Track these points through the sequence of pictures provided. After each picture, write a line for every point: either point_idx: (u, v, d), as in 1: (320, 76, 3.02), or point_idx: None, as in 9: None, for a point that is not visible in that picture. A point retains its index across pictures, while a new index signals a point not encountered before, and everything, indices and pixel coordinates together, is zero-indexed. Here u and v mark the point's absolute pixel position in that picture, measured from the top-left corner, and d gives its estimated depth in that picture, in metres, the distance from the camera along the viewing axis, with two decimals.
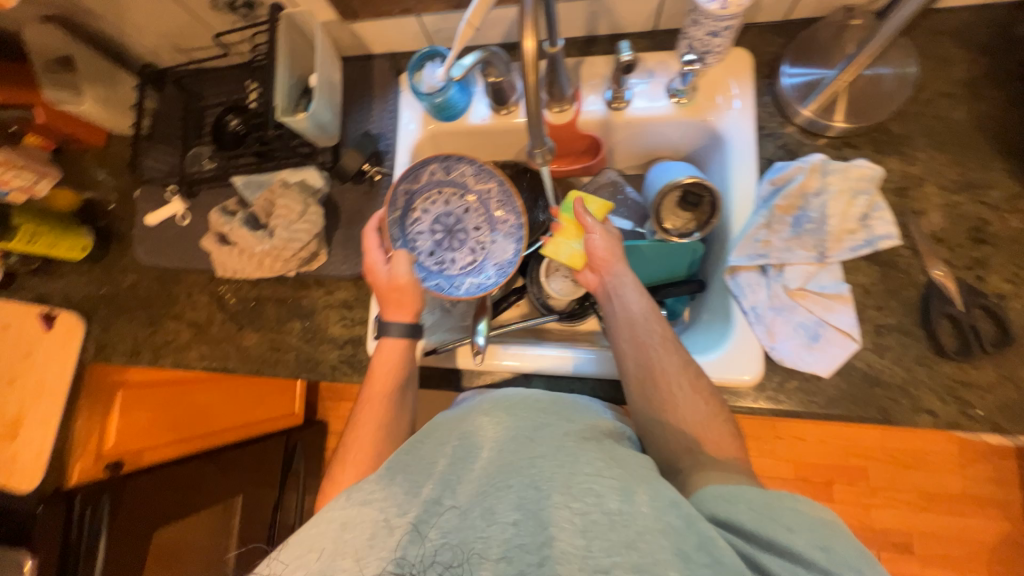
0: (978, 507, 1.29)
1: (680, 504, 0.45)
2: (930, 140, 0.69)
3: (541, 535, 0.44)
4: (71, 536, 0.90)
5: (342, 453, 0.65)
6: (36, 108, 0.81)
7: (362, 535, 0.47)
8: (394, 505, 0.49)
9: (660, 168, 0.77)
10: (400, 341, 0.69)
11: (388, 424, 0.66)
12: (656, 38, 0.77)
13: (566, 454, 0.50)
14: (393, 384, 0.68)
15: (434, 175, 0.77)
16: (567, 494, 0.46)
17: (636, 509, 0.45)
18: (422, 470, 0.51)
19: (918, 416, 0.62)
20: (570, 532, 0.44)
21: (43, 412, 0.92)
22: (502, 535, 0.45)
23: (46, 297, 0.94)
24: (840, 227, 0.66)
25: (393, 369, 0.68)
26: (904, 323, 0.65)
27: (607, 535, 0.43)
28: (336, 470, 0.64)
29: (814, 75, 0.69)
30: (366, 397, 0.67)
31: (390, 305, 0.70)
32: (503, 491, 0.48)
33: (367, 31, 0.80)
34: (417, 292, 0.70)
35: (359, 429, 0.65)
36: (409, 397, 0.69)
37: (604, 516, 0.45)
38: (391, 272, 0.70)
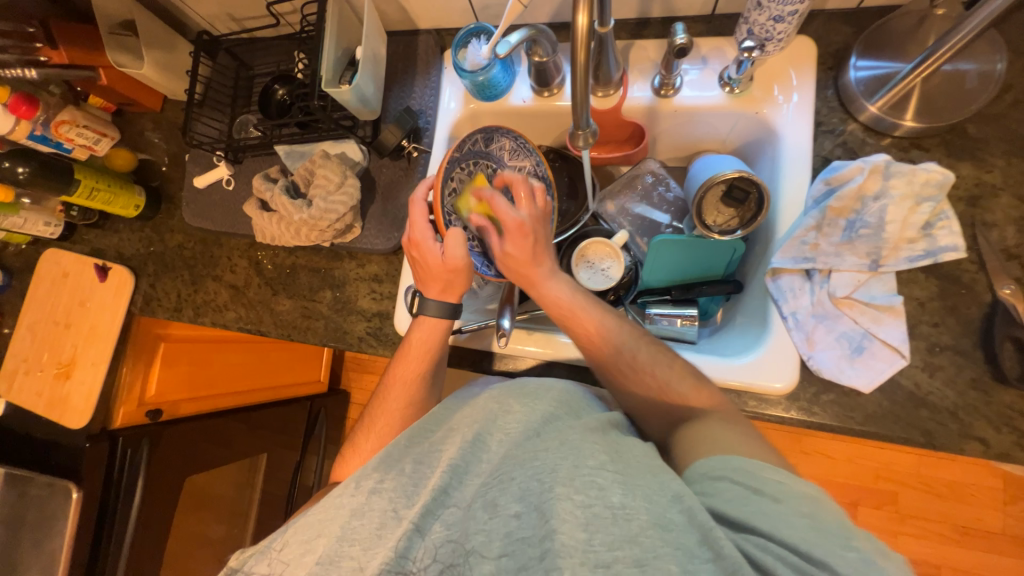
0: (1018, 546, 1.21)
1: (682, 498, 0.44)
2: (1011, 147, 0.63)
3: (543, 529, 0.43)
4: (113, 474, 0.97)
5: (368, 422, 0.70)
6: (100, 70, 0.85)
7: (371, 524, 0.48)
8: (402, 496, 0.50)
9: (705, 162, 0.74)
10: (438, 321, 0.70)
11: (416, 404, 0.69)
12: (713, 22, 0.73)
13: (570, 446, 0.49)
14: (426, 367, 0.69)
15: (476, 145, 0.72)
16: (570, 486, 0.45)
17: (637, 505, 0.44)
18: (427, 457, 0.54)
19: (965, 443, 0.58)
20: (572, 526, 0.43)
21: (94, 356, 0.99)
22: (504, 528, 0.45)
23: (100, 250, 1.00)
24: (899, 235, 0.61)
25: (431, 352, 0.70)
26: (961, 343, 0.60)
27: (609, 529, 0.42)
28: (359, 436, 0.69)
29: (885, 69, 0.64)
30: (398, 372, 0.70)
31: (438, 283, 0.69)
32: (506, 483, 0.47)
33: (414, 5, 0.79)
34: (468, 275, 0.68)
35: (387, 401, 0.69)
36: (438, 380, 0.71)
37: (606, 509, 0.43)
38: (448, 254, 0.66)
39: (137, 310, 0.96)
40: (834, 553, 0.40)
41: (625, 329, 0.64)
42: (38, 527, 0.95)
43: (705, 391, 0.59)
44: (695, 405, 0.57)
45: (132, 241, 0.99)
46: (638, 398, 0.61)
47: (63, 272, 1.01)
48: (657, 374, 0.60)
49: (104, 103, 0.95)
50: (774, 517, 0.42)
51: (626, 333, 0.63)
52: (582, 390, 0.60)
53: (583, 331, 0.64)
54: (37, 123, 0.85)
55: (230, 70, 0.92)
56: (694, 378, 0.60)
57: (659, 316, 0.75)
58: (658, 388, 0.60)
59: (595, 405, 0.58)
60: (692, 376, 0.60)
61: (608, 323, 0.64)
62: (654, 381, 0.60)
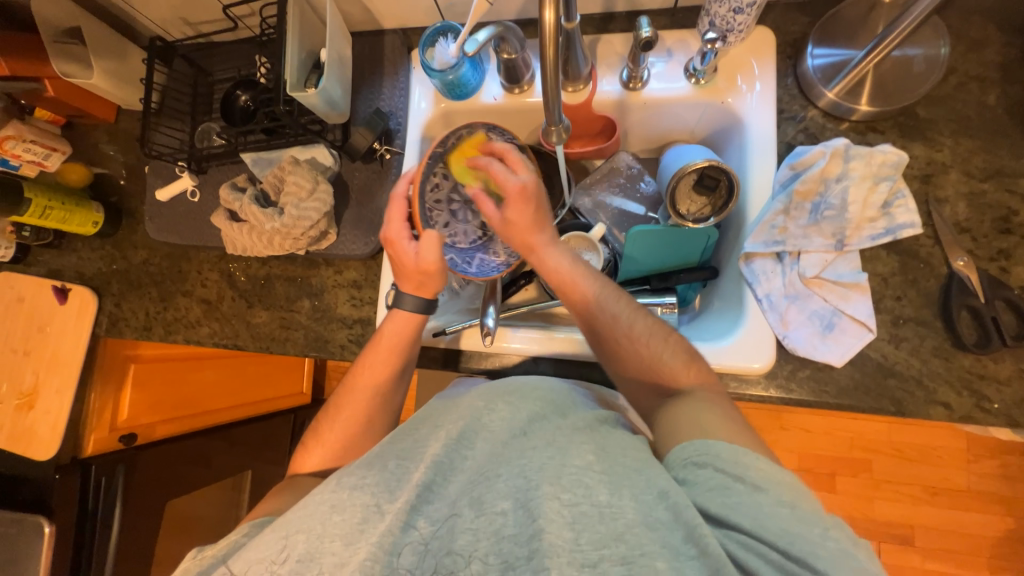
0: (981, 501, 1.29)
1: (668, 495, 0.46)
2: (958, 126, 0.66)
3: (531, 528, 0.45)
4: (88, 503, 0.94)
5: (333, 410, 0.69)
6: (45, 81, 0.80)
7: (353, 519, 0.47)
8: (385, 491, 0.49)
9: (676, 152, 0.76)
10: (413, 315, 0.69)
11: (383, 395, 0.69)
12: (676, 15, 0.74)
13: (557, 446, 0.50)
14: (397, 360, 0.69)
15: (462, 139, 0.71)
16: (557, 485, 0.47)
17: (624, 502, 0.46)
18: (411, 452, 0.53)
19: (931, 408, 0.61)
20: (559, 525, 0.45)
21: (58, 383, 0.93)
22: (491, 526, 0.47)
23: (58, 272, 0.95)
24: (861, 215, 0.64)
25: (402, 345, 0.69)
26: (923, 315, 0.63)
27: (596, 527, 0.44)
28: (323, 426, 0.69)
29: (840, 56, 0.66)
30: (368, 363, 0.69)
31: (412, 282, 0.68)
32: (492, 480, 0.49)
33: (377, 5, 0.78)
34: (442, 277, 0.67)
35: (354, 392, 0.69)
36: (408, 372, 0.71)
37: (593, 508, 0.46)
38: (420, 256, 0.65)
39: (102, 332, 0.92)
40: (814, 543, 0.42)
41: (622, 301, 0.64)
42: (8, 567, 0.90)
43: (696, 367, 0.59)
44: (683, 382, 0.58)
45: (92, 260, 0.94)
46: (629, 368, 0.61)
47: (18, 297, 0.96)
48: (652, 346, 0.61)
49: (52, 115, 0.90)
50: (757, 508, 0.44)
51: (622, 305, 0.63)
52: (566, 385, 0.61)
53: (578, 301, 0.65)
54: None
55: (188, 77, 0.88)
56: (687, 355, 0.60)
57: (639, 304, 0.76)
58: (651, 362, 0.60)
59: (583, 402, 0.58)
60: (685, 352, 0.60)
61: (604, 294, 0.64)
62: (647, 353, 0.61)
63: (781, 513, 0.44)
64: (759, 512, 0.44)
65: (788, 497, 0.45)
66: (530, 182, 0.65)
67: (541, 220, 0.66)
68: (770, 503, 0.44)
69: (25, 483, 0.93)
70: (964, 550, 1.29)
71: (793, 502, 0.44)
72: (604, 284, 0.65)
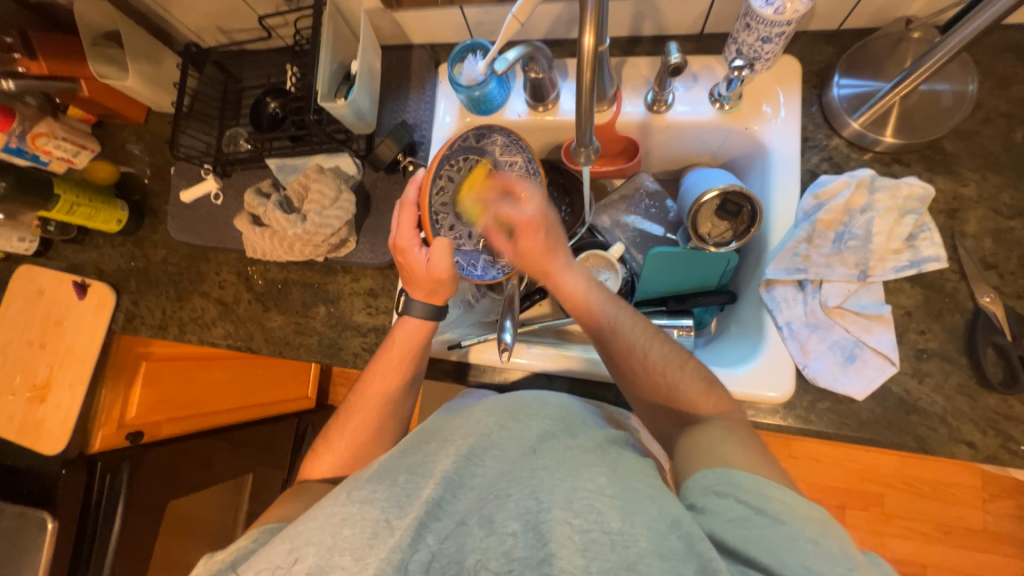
0: (998, 543, 1.25)
1: (681, 524, 0.44)
2: (984, 162, 0.66)
3: (542, 552, 0.43)
4: (92, 499, 0.93)
5: (344, 416, 0.69)
6: (80, 81, 0.82)
7: (362, 534, 0.46)
8: (395, 506, 0.48)
9: (698, 175, 0.76)
10: (423, 323, 0.68)
11: (392, 405, 0.68)
12: (702, 41, 0.75)
13: (567, 467, 0.49)
14: (406, 369, 0.68)
15: (466, 142, 0.73)
16: (567, 510, 0.45)
17: (636, 530, 0.43)
18: (422, 467, 0.53)
19: (955, 447, 0.60)
20: (571, 551, 0.43)
21: (71, 377, 0.94)
22: (501, 547, 0.45)
23: (79, 267, 0.96)
24: (885, 246, 0.64)
25: (412, 353, 0.69)
26: (947, 350, 0.62)
27: (607, 556, 0.42)
28: (333, 431, 0.69)
29: (866, 88, 0.67)
30: (377, 371, 0.69)
31: (423, 289, 0.67)
32: (503, 499, 0.48)
33: (408, 20, 0.80)
34: (453, 284, 0.67)
35: (363, 400, 0.69)
36: (417, 383, 0.70)
37: (604, 535, 0.43)
38: (431, 264, 0.64)
39: (118, 328, 0.93)
40: None
41: (638, 327, 0.64)
42: (8, 561, 0.89)
43: (715, 395, 0.58)
44: (702, 410, 0.57)
45: (112, 257, 0.95)
46: (647, 395, 0.61)
47: (38, 290, 0.97)
48: (668, 373, 0.60)
49: (84, 115, 0.93)
50: (774, 540, 0.41)
51: (638, 330, 0.64)
52: (579, 405, 0.62)
53: (594, 326, 0.66)
54: (13, 136, 0.81)
55: (219, 82, 0.90)
56: (704, 382, 0.60)
57: (656, 326, 0.75)
58: (668, 390, 0.60)
59: (593, 422, 0.58)
60: (702, 379, 0.60)
61: (620, 320, 0.65)
62: (664, 380, 0.60)
63: (801, 547, 0.41)
64: (774, 545, 0.41)
65: (811, 531, 0.42)
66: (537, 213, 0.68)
67: (552, 245, 0.69)
68: (789, 536, 0.41)
69: (31, 475, 0.93)
70: None
71: (816, 538, 0.41)
72: (620, 309, 0.66)
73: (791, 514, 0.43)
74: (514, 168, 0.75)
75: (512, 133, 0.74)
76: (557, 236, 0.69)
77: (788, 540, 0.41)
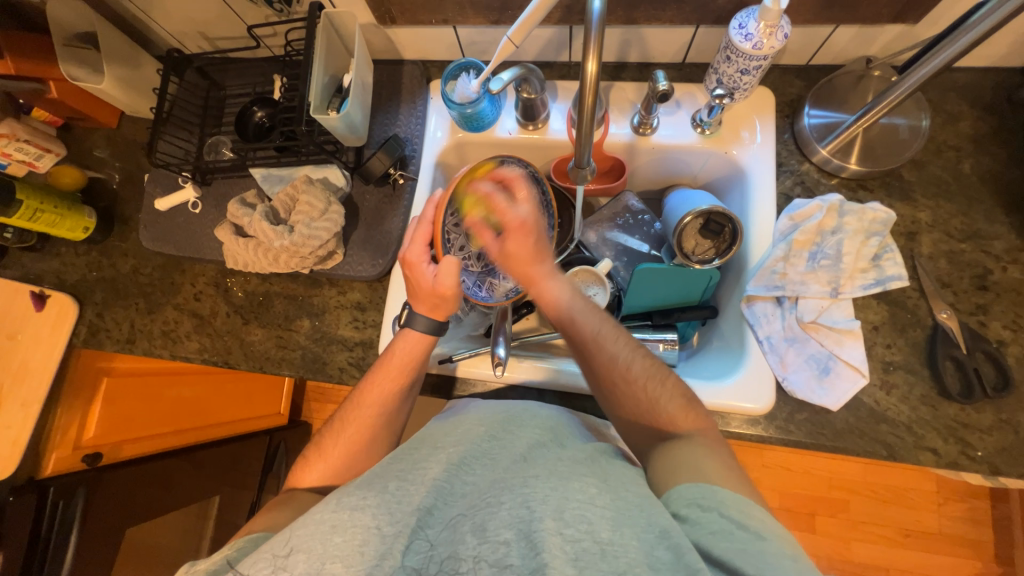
0: (952, 545, 1.32)
1: (669, 535, 0.44)
2: (937, 190, 0.72)
3: (534, 561, 0.41)
4: (41, 527, 0.85)
5: (337, 425, 0.67)
6: (49, 82, 0.79)
7: (352, 541, 0.44)
8: (386, 512, 0.47)
9: (681, 196, 0.79)
10: (424, 337, 0.68)
11: (390, 415, 0.67)
12: (684, 70, 0.80)
13: (558, 476, 0.49)
14: (406, 378, 0.67)
15: None
16: (559, 519, 0.44)
17: (625, 541, 0.44)
18: (412, 474, 0.51)
19: (921, 454, 0.64)
20: (563, 561, 0.41)
21: (25, 395, 0.87)
22: (493, 555, 0.43)
23: (36, 276, 0.90)
24: (853, 265, 0.69)
25: (414, 363, 0.67)
26: (911, 362, 0.67)
27: (598, 565, 0.41)
28: (323, 440, 0.66)
29: (834, 118, 0.72)
30: (376, 379, 0.67)
31: (426, 303, 0.67)
32: (495, 507, 0.47)
33: (401, 37, 0.81)
34: (457, 302, 0.67)
35: (360, 408, 0.66)
36: (415, 393, 0.69)
37: (594, 544, 0.43)
38: (437, 279, 0.64)
39: (80, 342, 0.87)
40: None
41: (620, 340, 0.63)
42: None
43: (693, 412, 0.58)
44: (680, 426, 0.56)
45: (75, 267, 0.90)
46: (626, 409, 0.60)
47: None
48: (649, 389, 0.59)
49: (50, 117, 0.88)
50: (755, 554, 0.42)
51: (622, 344, 0.63)
52: (567, 416, 0.63)
53: (577, 337, 0.65)
54: None
55: (201, 89, 0.88)
56: (684, 398, 0.59)
57: (642, 340, 0.78)
58: (647, 405, 0.59)
59: (580, 433, 0.59)
60: (682, 395, 0.59)
61: (603, 332, 0.64)
62: (644, 397, 0.59)
63: (779, 562, 0.42)
64: (755, 559, 0.42)
65: (788, 548, 0.43)
66: (529, 214, 0.70)
67: (540, 250, 0.70)
68: (769, 552, 0.43)
69: None
70: None
71: (793, 554, 0.43)
72: (603, 322, 0.65)
73: (768, 529, 0.45)
74: None
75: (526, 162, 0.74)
76: (546, 245, 0.71)
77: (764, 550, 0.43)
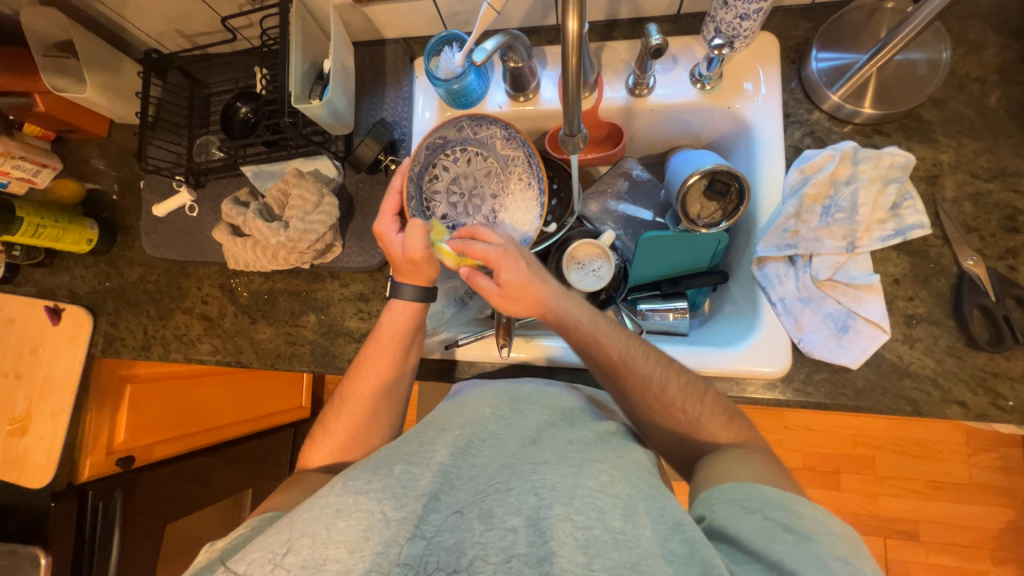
0: (984, 494, 1.30)
1: (684, 527, 0.44)
2: (961, 128, 0.67)
3: (543, 549, 0.42)
4: (85, 532, 0.93)
5: (339, 401, 0.69)
6: (35, 96, 0.78)
7: (357, 526, 0.44)
8: (391, 497, 0.46)
9: (684, 157, 0.76)
10: (410, 305, 0.68)
11: (388, 386, 0.68)
12: (680, 22, 0.75)
13: (569, 461, 0.49)
14: (396, 351, 0.68)
15: (462, 131, 0.75)
16: (569, 506, 0.45)
17: (639, 530, 0.44)
18: (417, 457, 0.51)
19: (948, 408, 0.62)
20: (572, 549, 0.42)
21: (52, 407, 0.90)
22: (501, 543, 0.43)
23: (49, 291, 0.91)
24: (871, 217, 0.65)
25: (403, 334, 0.68)
26: (935, 314, 0.64)
27: (610, 553, 0.42)
28: (329, 416, 0.69)
29: (843, 60, 0.67)
30: (371, 352, 0.68)
31: (402, 271, 0.68)
32: (503, 494, 0.47)
33: (379, 14, 0.77)
34: (431, 266, 0.67)
35: (359, 380, 0.68)
36: (410, 365, 0.70)
37: (607, 533, 0.43)
38: (405, 245, 0.65)
39: (98, 352, 0.89)
40: None
41: (651, 358, 0.59)
42: None
43: (736, 427, 0.56)
44: (722, 442, 0.55)
45: (85, 279, 0.91)
46: (662, 429, 0.58)
47: (8, 318, 0.93)
48: (689, 408, 0.57)
49: (42, 131, 0.87)
50: (802, 554, 0.41)
51: (652, 363, 0.59)
52: (578, 395, 0.62)
53: (605, 360, 0.60)
54: None
55: (184, 89, 0.86)
56: (724, 413, 0.57)
57: (650, 311, 0.77)
58: (688, 423, 0.57)
59: (593, 412, 0.59)
60: (722, 411, 0.57)
61: (629, 351, 0.59)
62: (685, 416, 0.57)
63: (828, 563, 0.40)
64: (800, 558, 0.40)
65: (842, 551, 0.41)
66: (510, 246, 0.63)
67: (538, 276, 0.62)
68: (819, 553, 0.41)
69: (21, 512, 0.91)
70: (968, 544, 1.29)
71: (846, 557, 0.41)
72: (629, 340, 0.60)
73: (804, 525, 0.43)
74: (516, 161, 0.77)
75: (499, 120, 0.74)
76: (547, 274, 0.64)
77: (795, 547, 0.41)
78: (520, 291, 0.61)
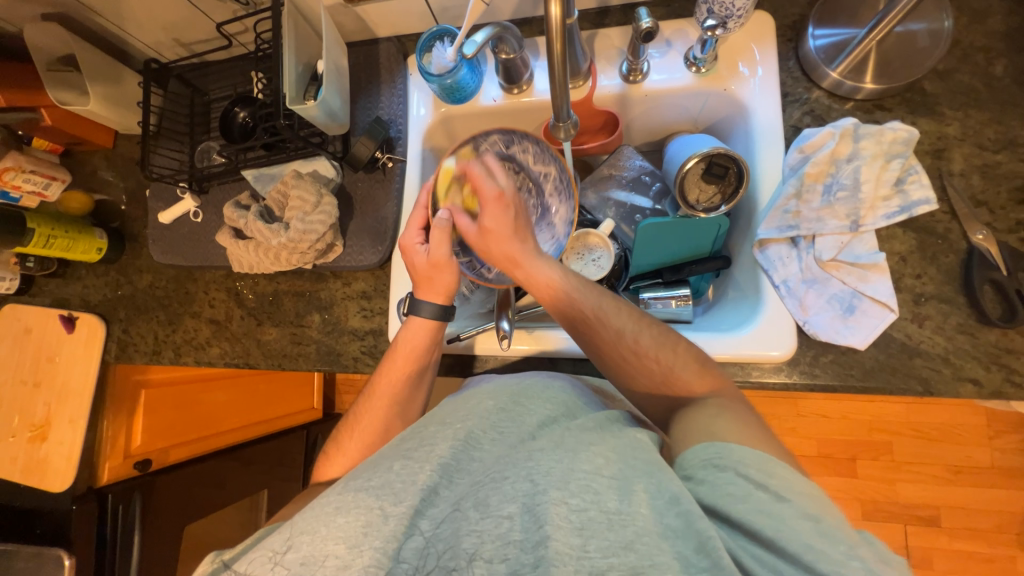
0: (1008, 478, 1.26)
1: (679, 502, 0.43)
2: (966, 99, 0.66)
3: (538, 534, 0.42)
4: (106, 528, 0.94)
5: (352, 421, 0.69)
6: (41, 109, 0.80)
7: (357, 522, 0.44)
8: (390, 493, 0.47)
9: (682, 142, 0.75)
10: (429, 323, 0.67)
11: (404, 401, 0.68)
12: (673, 5, 0.74)
13: (565, 448, 0.48)
14: (413, 368, 0.68)
15: (495, 146, 0.71)
16: (564, 489, 0.44)
17: (635, 509, 0.43)
18: (417, 452, 0.51)
19: (961, 386, 0.60)
20: (567, 532, 0.42)
21: (70, 412, 0.93)
22: (497, 530, 0.44)
23: (64, 301, 0.94)
24: (874, 194, 0.64)
25: (418, 353, 0.68)
26: (944, 291, 0.62)
27: (606, 534, 0.42)
28: (343, 435, 0.69)
29: (842, 35, 0.65)
30: (385, 370, 0.68)
31: (425, 283, 0.68)
32: (499, 483, 0.46)
33: (371, 14, 0.78)
34: (452, 275, 0.66)
35: (372, 400, 0.68)
36: (425, 382, 0.70)
37: (602, 514, 0.43)
38: (429, 253, 0.66)
39: (112, 358, 0.91)
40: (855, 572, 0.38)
41: (624, 312, 0.59)
42: None
43: (708, 375, 0.56)
44: (697, 392, 0.54)
45: (97, 287, 0.93)
46: (640, 383, 0.58)
47: (26, 328, 0.95)
48: (662, 358, 0.57)
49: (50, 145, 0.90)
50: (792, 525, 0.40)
51: (625, 317, 0.59)
52: (577, 385, 0.62)
53: (578, 314, 0.60)
54: None
55: (184, 97, 0.88)
56: (697, 362, 0.57)
57: (653, 299, 0.76)
58: (661, 376, 0.56)
59: (594, 402, 0.58)
60: (695, 360, 0.57)
61: (604, 306, 0.60)
62: (657, 368, 0.57)
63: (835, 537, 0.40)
64: (807, 532, 0.40)
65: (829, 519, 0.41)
66: (508, 189, 0.63)
67: (518, 229, 0.63)
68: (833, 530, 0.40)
69: (44, 514, 0.93)
70: (993, 529, 1.26)
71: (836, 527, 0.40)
72: (603, 296, 0.61)
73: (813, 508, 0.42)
74: (548, 179, 0.74)
75: (529, 137, 0.71)
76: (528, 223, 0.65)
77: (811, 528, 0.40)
78: (496, 236, 0.62)
